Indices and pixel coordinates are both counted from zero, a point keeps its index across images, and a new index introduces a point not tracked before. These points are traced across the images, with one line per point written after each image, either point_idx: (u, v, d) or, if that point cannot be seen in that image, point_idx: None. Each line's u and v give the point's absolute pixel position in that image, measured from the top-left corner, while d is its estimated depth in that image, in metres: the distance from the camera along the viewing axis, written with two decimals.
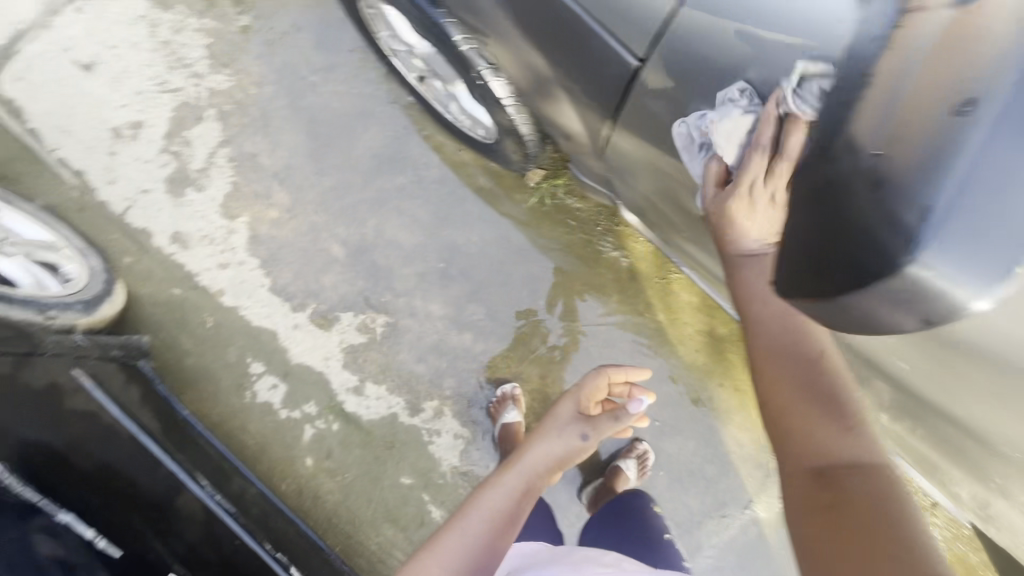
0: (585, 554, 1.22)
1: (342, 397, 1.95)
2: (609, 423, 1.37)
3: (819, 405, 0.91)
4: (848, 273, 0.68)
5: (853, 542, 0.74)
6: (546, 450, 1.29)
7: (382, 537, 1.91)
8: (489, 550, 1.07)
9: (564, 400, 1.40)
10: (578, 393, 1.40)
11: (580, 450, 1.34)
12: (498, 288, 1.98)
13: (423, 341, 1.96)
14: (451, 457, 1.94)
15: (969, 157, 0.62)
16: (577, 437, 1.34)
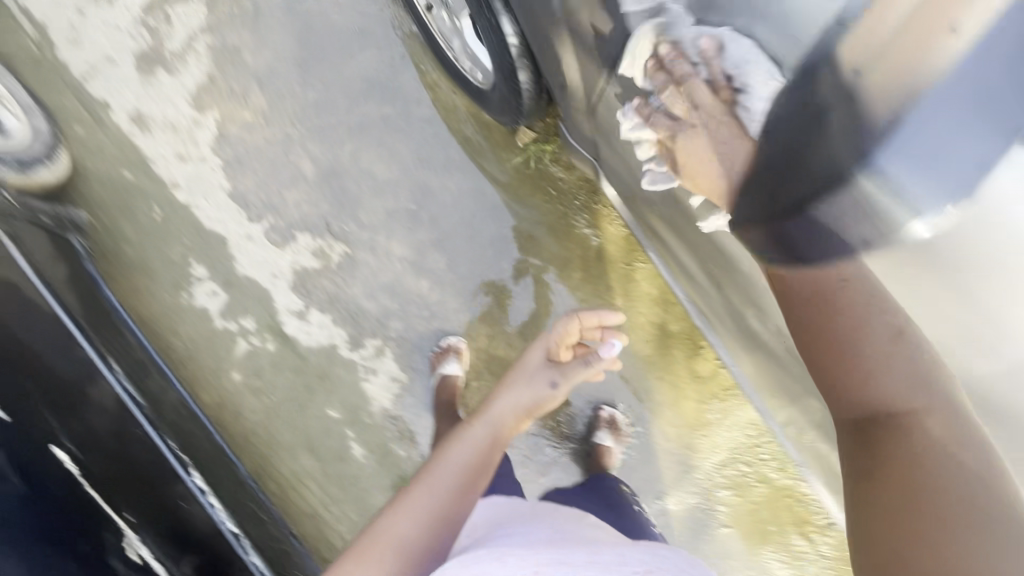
0: (568, 523, 1.17)
1: (283, 319, 1.89)
2: (580, 369, 1.41)
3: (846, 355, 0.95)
4: (801, 188, 0.82)
5: (897, 484, 0.93)
6: (512, 406, 1.36)
7: (298, 465, 1.88)
8: (458, 507, 1.19)
9: (534, 350, 1.45)
10: (549, 341, 1.44)
11: (548, 398, 1.40)
12: (464, 241, 1.95)
13: (378, 280, 1.92)
14: (383, 399, 1.91)
15: (928, 101, 0.70)
16: (545, 385, 1.40)
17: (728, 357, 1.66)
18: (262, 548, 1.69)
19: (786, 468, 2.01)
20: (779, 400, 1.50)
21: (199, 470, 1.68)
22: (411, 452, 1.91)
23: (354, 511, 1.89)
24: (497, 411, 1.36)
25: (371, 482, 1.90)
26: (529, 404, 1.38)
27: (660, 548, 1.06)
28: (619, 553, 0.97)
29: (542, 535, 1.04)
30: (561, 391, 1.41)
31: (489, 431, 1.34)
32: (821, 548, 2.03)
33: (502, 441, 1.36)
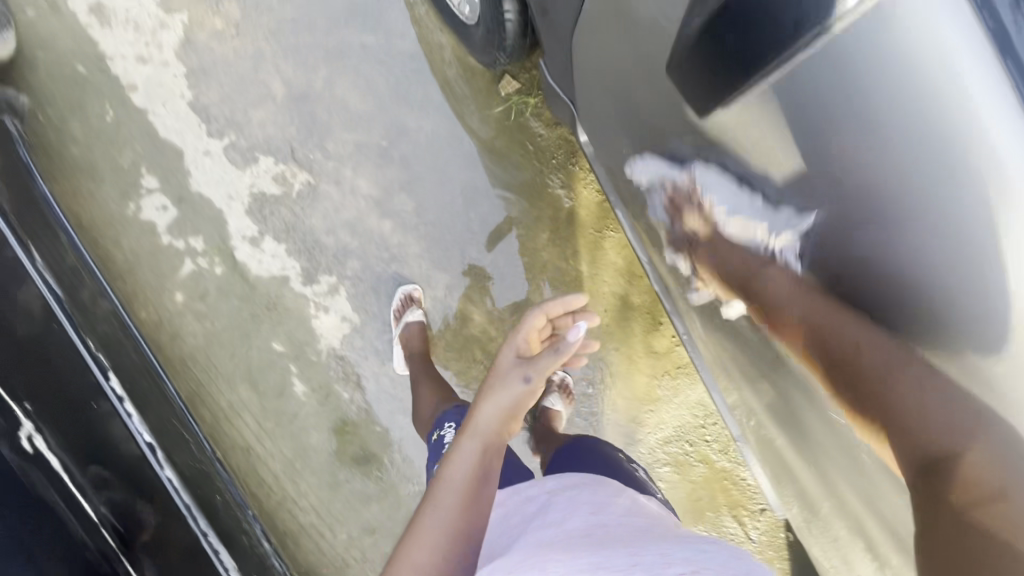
0: (594, 507, 1.01)
1: (234, 242, 1.81)
2: (554, 359, 0.91)
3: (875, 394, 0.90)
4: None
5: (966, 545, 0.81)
6: (492, 412, 0.91)
7: (235, 396, 1.82)
8: (464, 536, 0.86)
9: (502, 350, 0.99)
10: (520, 335, 0.97)
11: (528, 397, 0.93)
12: (434, 187, 1.89)
13: (339, 215, 1.85)
14: (331, 338, 1.85)
15: None
16: (518, 383, 0.92)
17: (683, 325, 1.54)
18: (179, 466, 1.66)
19: (727, 450, 2.05)
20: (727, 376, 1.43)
21: (118, 375, 1.63)
22: (355, 395, 1.86)
23: (288, 448, 1.84)
24: (482, 424, 0.91)
25: (309, 420, 1.84)
26: (510, 410, 0.92)
27: (692, 537, 0.93)
28: (658, 551, 0.82)
29: (577, 523, 0.93)
30: (542, 386, 0.94)
31: (478, 445, 0.91)
32: (751, 532, 2.07)
33: (494, 457, 0.93)
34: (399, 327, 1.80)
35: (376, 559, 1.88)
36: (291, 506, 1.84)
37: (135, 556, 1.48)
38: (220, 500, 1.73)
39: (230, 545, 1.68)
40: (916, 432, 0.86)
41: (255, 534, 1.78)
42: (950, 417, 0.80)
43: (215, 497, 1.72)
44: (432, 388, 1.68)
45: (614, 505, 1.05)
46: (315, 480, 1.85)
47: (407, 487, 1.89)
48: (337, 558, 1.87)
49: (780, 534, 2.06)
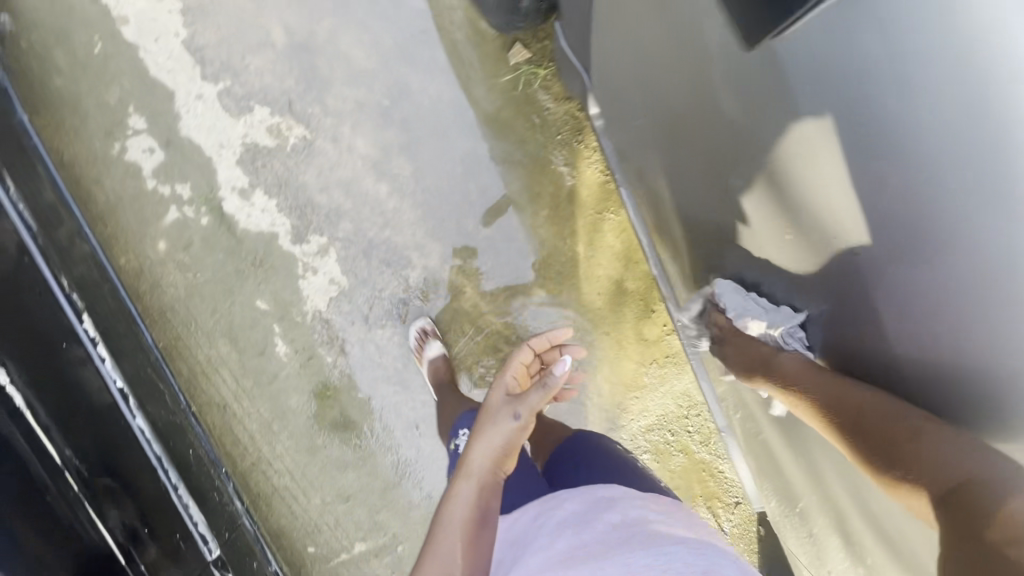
0: (580, 520, 1.01)
1: (223, 193, 1.74)
2: (540, 395, 1.10)
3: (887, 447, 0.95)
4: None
5: None
6: (484, 453, 1.06)
7: (214, 351, 1.76)
8: (469, 556, 0.97)
9: (492, 390, 1.16)
10: (507, 375, 1.18)
11: (518, 433, 1.09)
12: (435, 153, 1.84)
13: (334, 173, 1.79)
14: (318, 300, 1.80)
15: None
16: (510, 420, 1.09)
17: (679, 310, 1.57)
18: (152, 416, 1.61)
19: (707, 442, 2.06)
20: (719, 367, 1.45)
21: (93, 319, 1.56)
22: (338, 360, 1.82)
23: (266, 409, 1.80)
24: (475, 466, 1.05)
25: (290, 382, 1.80)
26: (503, 446, 1.08)
27: (663, 532, 0.95)
28: (624, 560, 0.85)
29: (563, 547, 0.94)
30: (531, 423, 1.10)
31: (475, 487, 1.04)
32: (724, 524, 2.09)
33: (492, 495, 1.05)
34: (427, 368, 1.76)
35: (349, 525, 1.87)
36: (265, 468, 1.81)
37: (99, 503, 1.50)
38: (193, 455, 1.68)
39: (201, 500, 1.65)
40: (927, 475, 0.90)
41: (228, 492, 1.74)
42: (956, 454, 0.85)
43: (189, 451, 1.67)
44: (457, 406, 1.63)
45: (603, 504, 1.05)
46: (292, 443, 1.81)
47: (385, 456, 1.87)
48: (309, 522, 1.85)
49: (752, 527, 2.09)
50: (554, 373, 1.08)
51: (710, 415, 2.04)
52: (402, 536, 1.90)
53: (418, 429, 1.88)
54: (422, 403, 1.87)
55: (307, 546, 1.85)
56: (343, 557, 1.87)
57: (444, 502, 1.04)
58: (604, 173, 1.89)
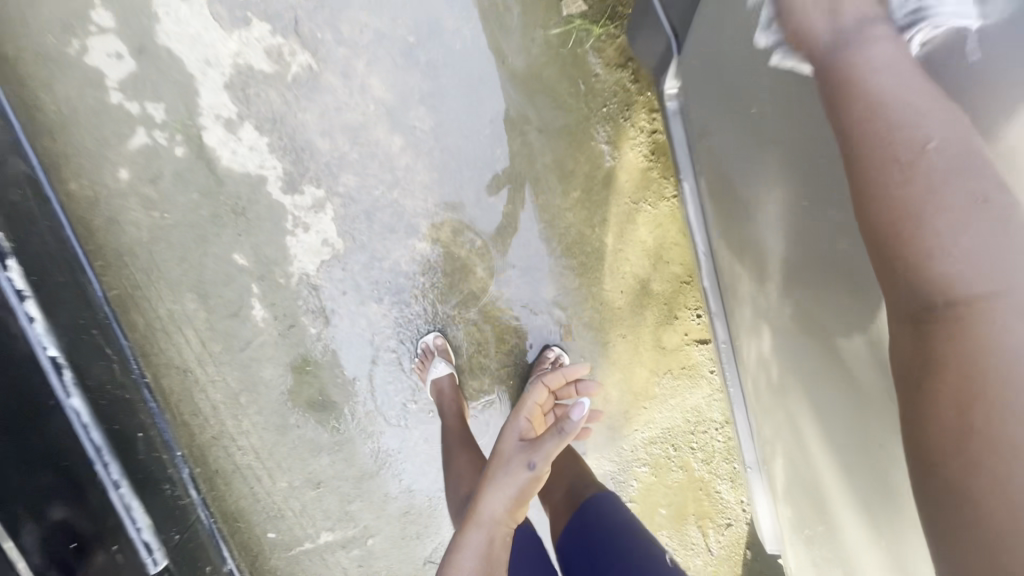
0: None
1: (203, 120, 1.45)
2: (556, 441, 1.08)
3: (955, 203, 0.61)
4: None
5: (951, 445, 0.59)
6: (499, 501, 1.09)
7: (177, 306, 1.51)
8: None
9: (506, 433, 1.17)
10: (522, 418, 1.18)
11: (533, 481, 1.11)
12: (460, 108, 1.58)
13: (340, 116, 1.51)
14: (306, 262, 1.55)
15: None
16: (524, 467, 1.10)
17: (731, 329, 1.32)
18: (92, 394, 1.36)
19: (709, 460, 1.93)
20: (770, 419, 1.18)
21: (21, 262, 1.28)
22: (323, 333, 1.60)
23: (234, 379, 1.57)
24: (486, 514, 1.09)
25: (265, 352, 1.57)
26: (516, 494, 1.10)
27: None
28: None
29: None
30: (546, 467, 1.12)
31: (485, 536, 1.09)
32: (712, 545, 1.99)
33: (502, 546, 1.10)
34: (430, 387, 1.62)
35: (316, 513, 1.68)
36: (227, 444, 1.59)
37: (15, 518, 1.17)
38: (141, 438, 1.46)
39: (147, 494, 1.42)
40: (938, 272, 0.61)
41: (181, 482, 1.54)
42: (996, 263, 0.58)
43: (136, 435, 1.45)
44: (467, 452, 1.44)
45: None
46: (260, 419, 1.60)
47: (364, 443, 1.68)
48: (272, 506, 1.65)
49: (739, 550, 2.00)
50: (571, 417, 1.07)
51: (716, 432, 1.91)
52: (373, 530, 1.73)
53: (405, 418, 1.69)
54: (413, 390, 1.68)
55: (267, 532, 1.66)
56: (306, 546, 1.70)
57: (454, 548, 1.08)
58: (648, 159, 1.67)
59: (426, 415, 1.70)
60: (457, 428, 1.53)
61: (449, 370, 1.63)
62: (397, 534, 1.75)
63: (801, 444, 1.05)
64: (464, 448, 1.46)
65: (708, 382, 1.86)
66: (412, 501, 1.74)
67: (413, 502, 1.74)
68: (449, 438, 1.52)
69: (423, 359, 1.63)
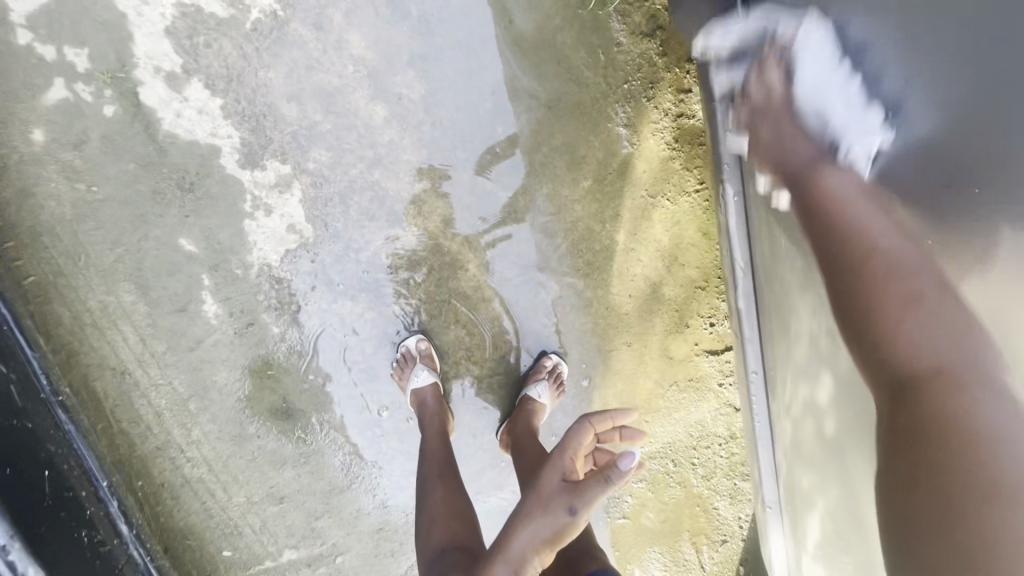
0: None
1: (140, 73, 1.19)
2: (599, 490, 0.94)
3: (909, 298, 0.77)
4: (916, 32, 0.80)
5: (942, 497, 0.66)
6: (527, 544, 0.96)
7: (112, 297, 1.27)
8: None
9: (547, 468, 1.02)
10: (567, 458, 1.01)
11: (570, 528, 0.97)
12: (456, 75, 1.33)
13: (311, 76, 1.26)
14: (269, 250, 1.32)
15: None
16: (564, 512, 0.96)
17: (769, 358, 1.13)
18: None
19: (710, 476, 1.79)
20: (813, 472, 1.00)
21: None
22: (288, 333, 1.38)
23: (182, 382, 1.35)
24: (516, 551, 0.97)
25: (218, 352, 1.35)
26: (549, 538, 0.97)
27: None
28: None
29: None
30: (587, 515, 0.98)
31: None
32: (706, 563, 1.87)
33: None
34: (408, 395, 1.43)
35: (278, 529, 1.50)
36: (174, 455, 1.39)
37: None
38: (48, 476, 1.25)
39: (48, 549, 1.18)
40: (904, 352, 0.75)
41: (106, 519, 1.35)
42: (938, 337, 0.73)
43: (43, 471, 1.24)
44: (443, 486, 1.27)
45: None
46: (213, 427, 1.39)
47: (334, 456, 1.49)
48: (228, 522, 1.46)
49: (735, 569, 1.88)
50: (619, 467, 0.92)
51: (721, 448, 1.76)
52: (343, 547, 1.55)
53: (381, 429, 1.50)
54: (391, 398, 1.48)
55: (221, 550, 1.47)
56: (266, 565, 1.51)
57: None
58: (671, 147, 1.45)
59: (406, 427, 1.51)
60: (437, 451, 1.35)
61: (433, 379, 1.43)
62: (370, 552, 1.57)
63: (849, 499, 0.89)
64: (441, 479, 1.29)
65: (716, 396, 1.70)
66: (387, 518, 1.55)
67: (389, 518, 1.56)
68: (426, 464, 1.34)
69: (403, 366, 1.43)
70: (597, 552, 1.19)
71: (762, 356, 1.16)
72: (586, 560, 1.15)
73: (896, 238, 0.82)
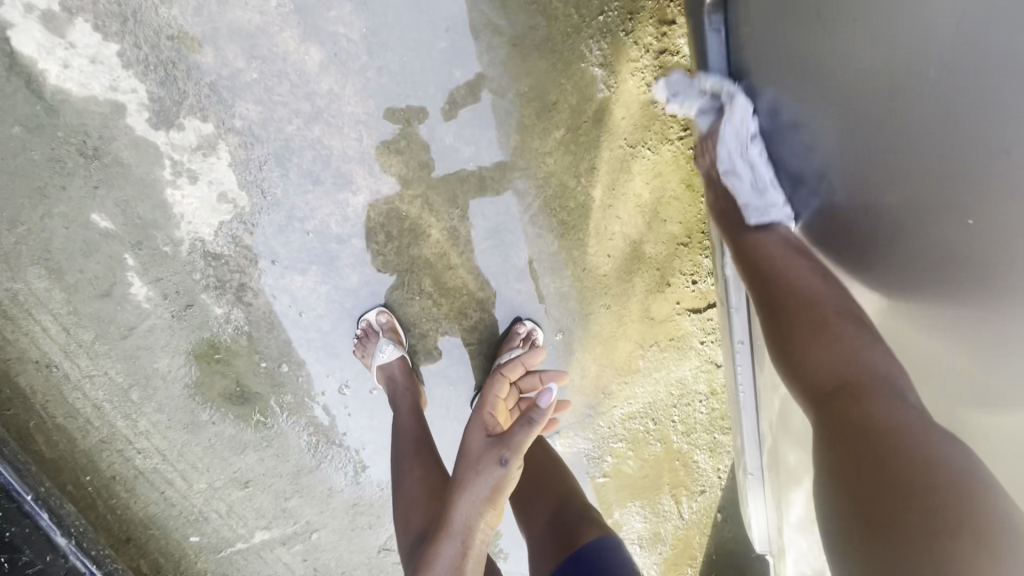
0: None
1: (10, 13, 1.00)
2: (527, 432, 0.93)
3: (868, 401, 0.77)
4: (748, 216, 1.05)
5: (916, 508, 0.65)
6: (471, 503, 0.93)
7: (20, 284, 1.12)
8: None
9: (472, 430, 1.01)
10: (486, 413, 1.04)
11: (508, 478, 0.94)
12: (399, 6, 1.14)
13: (224, 14, 1.06)
14: (199, 221, 1.16)
15: (751, 168, 1.03)
16: (496, 465, 0.93)
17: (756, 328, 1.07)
18: None
19: (690, 432, 1.77)
20: (801, 449, 0.95)
21: None
22: (232, 313, 1.24)
23: (118, 372, 1.22)
24: (460, 521, 0.93)
25: (156, 338, 1.22)
26: (489, 497, 0.93)
27: None
28: None
29: None
30: (521, 462, 0.95)
31: (461, 546, 0.92)
32: (685, 512, 1.89)
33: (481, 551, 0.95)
34: (373, 370, 1.33)
35: (246, 513, 1.43)
36: (122, 448, 1.28)
37: None
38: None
39: None
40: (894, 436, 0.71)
41: (40, 537, 1.21)
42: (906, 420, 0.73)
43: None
44: (421, 465, 1.19)
45: None
46: (162, 417, 1.28)
47: (299, 436, 1.40)
48: (190, 510, 1.38)
49: (711, 515, 1.91)
50: (540, 404, 0.93)
51: (702, 404, 1.73)
52: (317, 524, 1.50)
53: (347, 408, 1.41)
54: (355, 376, 1.38)
55: (188, 536, 1.40)
56: (239, 547, 1.46)
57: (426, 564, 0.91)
58: (652, 89, 1.29)
59: (375, 405, 1.42)
60: (414, 429, 1.27)
61: (400, 354, 1.32)
62: (346, 527, 1.52)
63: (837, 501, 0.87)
64: (418, 458, 1.21)
65: (699, 353, 1.64)
66: (361, 493, 1.50)
67: (363, 494, 1.50)
68: (402, 442, 1.26)
69: (366, 343, 1.31)
70: (591, 514, 1.14)
71: (748, 327, 1.11)
72: (582, 524, 1.10)
73: (842, 296, 0.88)
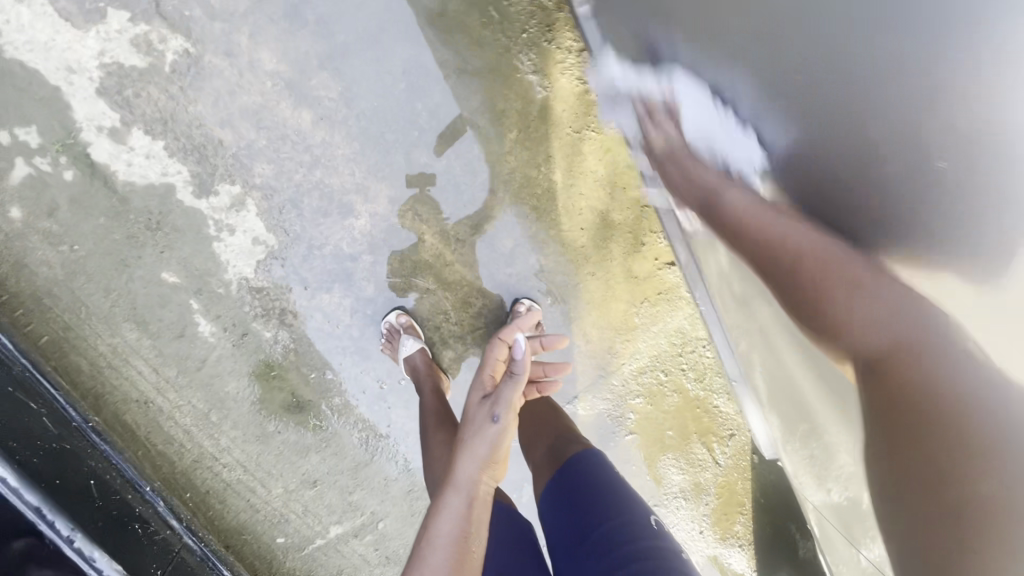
0: None
1: (86, 135, 1.35)
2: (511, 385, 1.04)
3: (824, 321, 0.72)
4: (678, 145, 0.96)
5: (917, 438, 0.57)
6: (469, 459, 0.99)
7: (118, 338, 1.44)
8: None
9: (470, 393, 1.08)
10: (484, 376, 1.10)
11: (503, 435, 1.01)
12: (365, 65, 1.44)
13: (235, 100, 1.39)
14: (243, 264, 1.46)
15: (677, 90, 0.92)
16: (490, 423, 1.01)
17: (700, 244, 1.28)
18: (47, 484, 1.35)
19: (702, 378, 1.90)
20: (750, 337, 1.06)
21: None
22: (279, 334, 1.52)
23: (199, 400, 1.50)
24: (462, 475, 0.98)
25: (223, 366, 1.50)
26: (489, 454, 0.99)
27: None
28: None
29: None
30: (512, 418, 1.02)
31: (465, 499, 0.97)
32: (719, 458, 1.99)
33: (483, 505, 1.00)
34: (401, 364, 1.55)
35: (319, 510, 1.65)
36: (210, 464, 1.55)
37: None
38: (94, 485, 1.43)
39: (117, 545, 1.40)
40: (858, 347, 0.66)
41: (157, 515, 1.50)
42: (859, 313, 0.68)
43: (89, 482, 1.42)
44: (443, 432, 1.35)
45: None
46: (238, 433, 1.55)
47: (351, 434, 1.63)
48: (272, 513, 1.62)
49: (745, 457, 2.00)
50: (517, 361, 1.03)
51: (706, 349, 1.87)
52: (381, 514, 1.70)
53: (387, 402, 1.64)
54: (387, 374, 1.62)
55: (275, 538, 1.64)
56: (318, 543, 1.67)
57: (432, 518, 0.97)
58: (582, 81, 1.54)
59: (409, 396, 1.65)
60: (434, 404, 1.46)
61: (421, 347, 1.55)
62: (406, 514, 1.72)
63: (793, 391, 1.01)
64: (439, 428, 1.37)
65: (688, 302, 1.80)
66: (413, 479, 1.70)
67: (415, 479, 1.70)
68: (425, 418, 1.43)
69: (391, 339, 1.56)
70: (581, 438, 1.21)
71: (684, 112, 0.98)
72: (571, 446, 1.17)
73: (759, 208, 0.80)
